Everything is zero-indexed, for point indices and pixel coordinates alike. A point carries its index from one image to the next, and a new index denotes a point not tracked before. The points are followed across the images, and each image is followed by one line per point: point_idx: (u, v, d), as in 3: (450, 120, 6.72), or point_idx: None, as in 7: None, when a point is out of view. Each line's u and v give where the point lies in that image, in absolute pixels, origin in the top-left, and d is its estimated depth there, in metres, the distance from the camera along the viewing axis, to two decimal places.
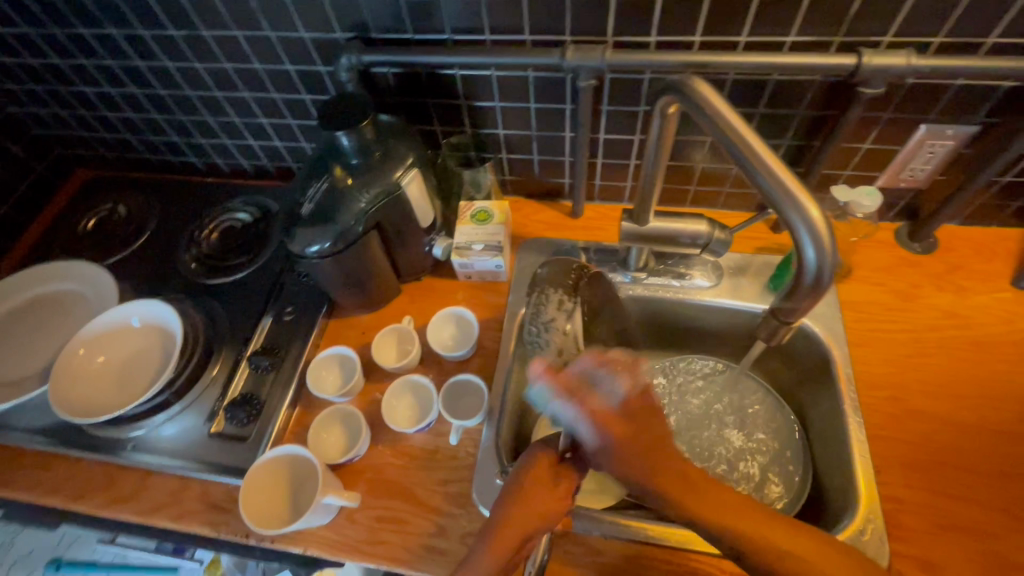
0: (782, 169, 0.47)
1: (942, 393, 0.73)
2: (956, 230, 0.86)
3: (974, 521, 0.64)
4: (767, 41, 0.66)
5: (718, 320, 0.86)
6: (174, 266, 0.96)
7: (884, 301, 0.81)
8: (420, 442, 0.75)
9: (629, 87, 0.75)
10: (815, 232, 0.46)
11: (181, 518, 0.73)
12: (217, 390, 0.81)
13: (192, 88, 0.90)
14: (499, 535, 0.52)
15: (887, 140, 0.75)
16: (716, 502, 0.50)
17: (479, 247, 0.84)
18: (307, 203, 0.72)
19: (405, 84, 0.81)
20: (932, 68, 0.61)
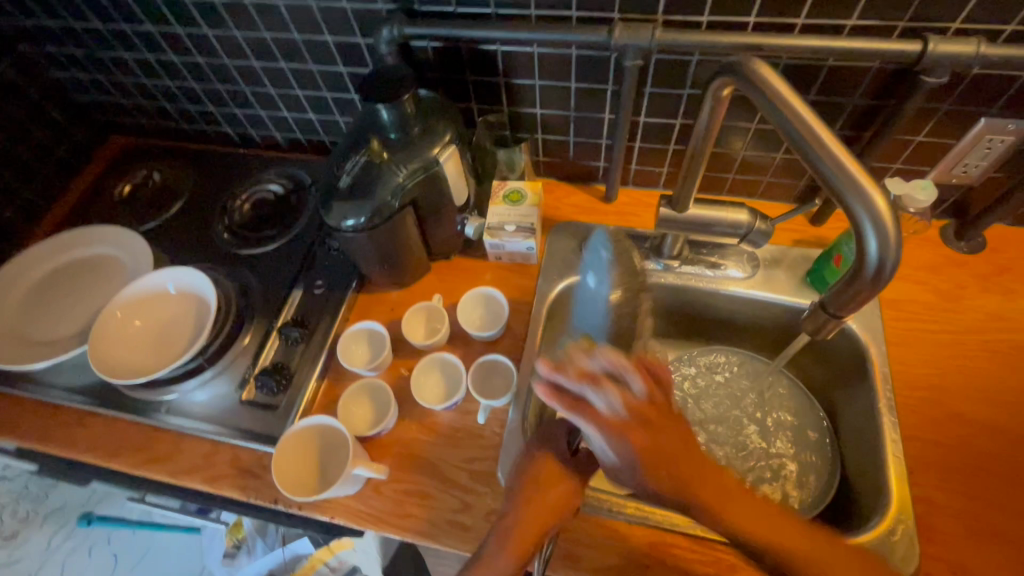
0: (847, 156, 0.45)
1: (983, 397, 0.71)
2: (1006, 230, 0.83)
3: (1010, 528, 0.63)
4: (825, 24, 0.63)
5: (750, 313, 0.85)
6: (206, 235, 0.97)
7: (925, 301, 0.79)
8: (446, 420, 0.76)
9: (675, 69, 0.73)
10: (879, 223, 0.44)
11: (212, 481, 0.75)
12: (248, 359, 0.82)
13: (230, 57, 0.89)
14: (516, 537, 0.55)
15: (942, 133, 0.72)
16: (749, 509, 0.50)
17: (512, 229, 0.83)
18: (345, 176, 0.72)
19: (444, 59, 0.80)
20: (1001, 57, 0.58)
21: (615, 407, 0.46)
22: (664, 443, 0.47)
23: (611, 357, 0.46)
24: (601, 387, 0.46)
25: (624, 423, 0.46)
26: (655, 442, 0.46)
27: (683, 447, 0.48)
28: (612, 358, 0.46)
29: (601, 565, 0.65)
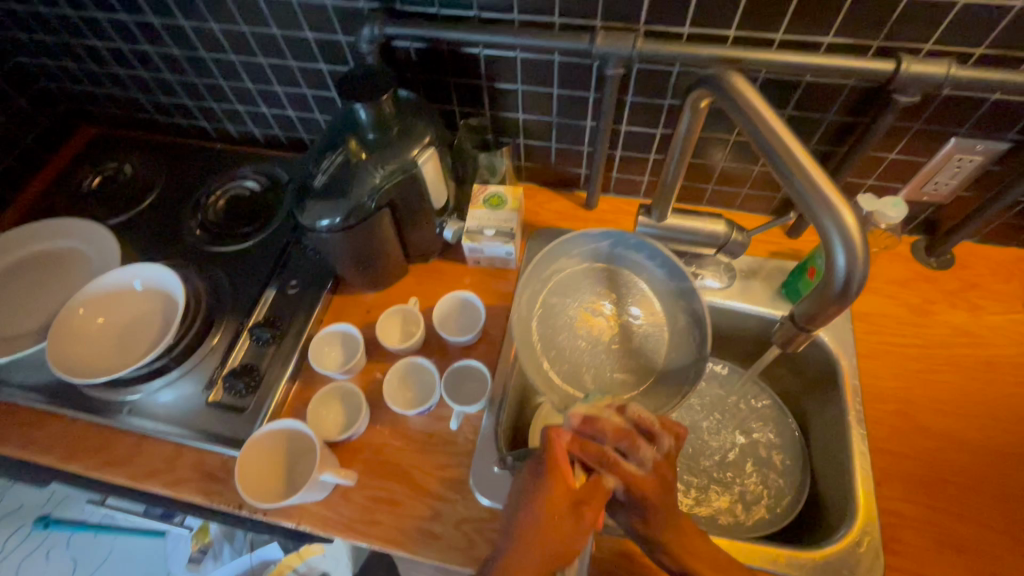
0: (818, 172, 0.45)
1: (948, 410, 0.72)
2: (973, 248, 0.85)
3: (972, 540, 0.64)
4: (803, 41, 0.64)
5: (726, 323, 0.85)
6: (178, 231, 0.94)
7: (896, 315, 0.80)
8: (419, 425, 0.75)
9: (656, 79, 0.73)
10: (847, 239, 0.45)
11: (174, 485, 0.73)
12: (217, 360, 0.80)
13: (208, 50, 0.88)
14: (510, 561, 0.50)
15: (914, 151, 0.73)
16: (704, 555, 0.55)
17: (491, 233, 0.83)
18: (321, 175, 0.70)
19: (426, 60, 0.79)
20: (970, 80, 0.59)
21: (641, 462, 0.54)
22: (668, 500, 0.54)
23: (641, 415, 0.56)
24: (634, 444, 0.54)
25: (644, 477, 0.54)
26: (662, 494, 0.54)
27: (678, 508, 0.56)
28: (640, 417, 0.56)
29: None
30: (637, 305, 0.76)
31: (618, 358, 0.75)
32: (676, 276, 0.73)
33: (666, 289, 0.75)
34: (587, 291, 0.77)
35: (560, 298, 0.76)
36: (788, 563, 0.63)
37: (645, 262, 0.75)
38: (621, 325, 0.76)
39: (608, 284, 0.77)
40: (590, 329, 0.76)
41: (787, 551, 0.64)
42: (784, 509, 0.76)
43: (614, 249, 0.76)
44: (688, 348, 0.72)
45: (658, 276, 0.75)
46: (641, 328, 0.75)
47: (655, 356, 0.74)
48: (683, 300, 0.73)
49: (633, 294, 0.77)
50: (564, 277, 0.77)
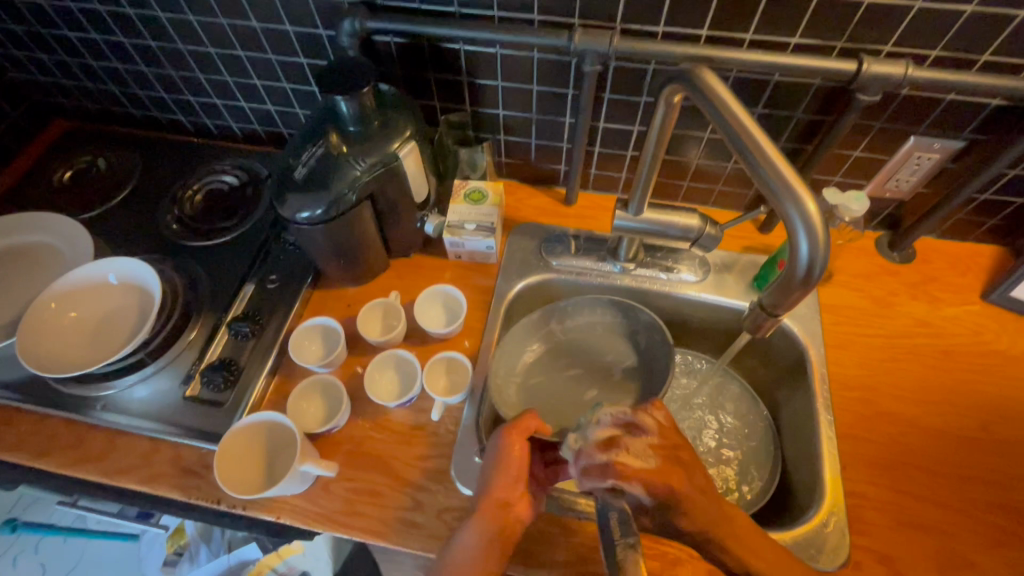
0: (782, 161, 0.47)
1: (909, 397, 0.76)
2: (932, 243, 0.89)
3: (931, 519, 0.67)
4: (772, 40, 0.67)
5: (701, 316, 0.88)
6: (153, 225, 0.93)
7: (860, 306, 0.84)
8: (400, 417, 0.75)
9: (633, 77, 0.75)
10: (810, 227, 0.46)
11: (151, 481, 0.72)
12: (194, 354, 0.79)
13: (185, 42, 0.87)
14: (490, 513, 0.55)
15: (876, 149, 0.77)
16: (769, 557, 0.57)
17: (472, 227, 0.84)
18: (300, 167, 0.70)
19: (407, 55, 0.80)
20: (927, 80, 0.62)
21: (641, 455, 0.51)
22: (687, 482, 0.51)
23: (613, 414, 0.54)
24: (623, 444, 0.51)
25: (659, 470, 0.50)
26: (685, 479, 0.51)
27: (700, 479, 0.53)
28: (615, 416, 0.54)
29: (551, 561, 0.66)
30: (603, 351, 0.85)
31: (613, 391, 0.82)
32: (623, 309, 0.82)
33: (622, 325, 0.84)
34: (556, 359, 0.85)
35: (536, 374, 0.84)
36: None
37: (597, 313, 0.84)
38: (598, 374, 0.84)
39: (574, 349, 0.86)
40: (572, 388, 0.83)
41: None
42: (756, 494, 0.78)
43: (565, 318, 0.85)
44: (662, 365, 0.79)
45: (615, 318, 0.84)
46: (614, 368, 0.84)
47: (637, 385, 0.81)
48: (643, 328, 0.82)
49: (602, 346, 0.85)
50: (544, 356, 0.85)
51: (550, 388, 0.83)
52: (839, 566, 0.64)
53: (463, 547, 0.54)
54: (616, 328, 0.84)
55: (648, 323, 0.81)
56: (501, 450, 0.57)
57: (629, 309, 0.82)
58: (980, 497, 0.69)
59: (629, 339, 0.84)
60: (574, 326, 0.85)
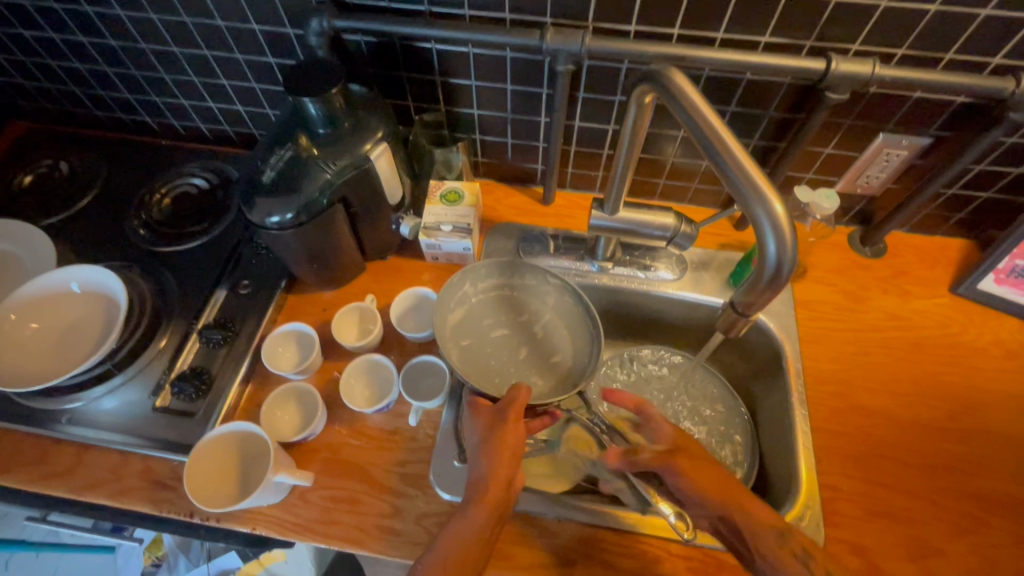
0: (751, 164, 0.46)
1: (881, 389, 0.77)
2: (902, 237, 0.90)
3: (903, 509, 0.69)
4: (742, 39, 0.67)
5: (679, 314, 0.88)
6: (118, 230, 0.90)
7: (833, 301, 0.85)
8: (378, 423, 0.74)
9: (607, 75, 0.75)
10: (777, 227, 0.46)
11: (120, 495, 0.70)
12: (164, 363, 0.77)
13: (147, 41, 0.84)
14: (485, 490, 0.59)
15: (847, 146, 0.78)
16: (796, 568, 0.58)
17: (448, 229, 0.83)
18: (268, 171, 0.68)
19: (378, 54, 0.78)
20: (893, 77, 0.63)
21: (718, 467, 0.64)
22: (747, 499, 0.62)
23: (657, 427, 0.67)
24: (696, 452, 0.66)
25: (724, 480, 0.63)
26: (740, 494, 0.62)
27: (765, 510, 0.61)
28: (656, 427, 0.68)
29: (532, 563, 0.66)
30: (519, 309, 0.79)
31: (544, 358, 0.76)
32: (532, 269, 0.78)
33: (535, 286, 0.79)
34: (477, 320, 0.78)
35: (464, 337, 0.76)
36: None
37: (511, 273, 0.79)
38: (522, 330, 0.78)
39: (493, 310, 0.79)
40: (504, 349, 0.77)
41: None
42: None
43: (479, 279, 0.78)
44: (583, 326, 0.76)
45: (536, 277, 0.78)
46: (536, 325, 0.78)
47: (562, 343, 0.77)
48: (556, 288, 0.78)
49: (522, 304, 0.80)
50: (462, 320, 0.77)
51: (474, 354, 0.75)
52: None
53: (466, 523, 0.57)
54: (536, 287, 0.79)
55: (560, 285, 0.77)
56: (500, 425, 0.61)
57: (540, 271, 0.78)
58: (950, 486, 0.70)
59: (542, 294, 0.79)
60: (488, 287, 0.79)
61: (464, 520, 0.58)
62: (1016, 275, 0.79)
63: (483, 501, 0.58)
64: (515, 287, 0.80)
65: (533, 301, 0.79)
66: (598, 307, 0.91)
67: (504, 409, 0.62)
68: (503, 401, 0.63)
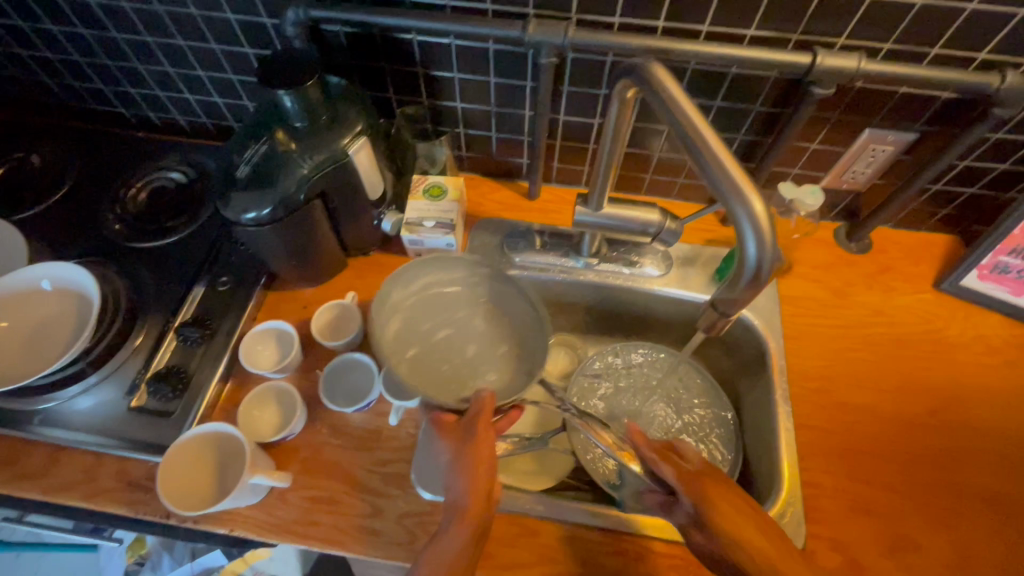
0: (731, 162, 0.45)
1: (864, 386, 0.77)
2: (888, 233, 0.90)
3: (883, 505, 0.69)
4: (728, 33, 0.66)
5: (665, 310, 0.88)
6: (92, 225, 0.87)
7: (818, 297, 0.85)
8: (359, 422, 0.73)
9: (592, 68, 0.73)
10: (757, 225, 0.45)
11: (95, 497, 0.68)
12: (139, 362, 0.76)
13: (119, 29, 0.81)
14: (464, 507, 0.58)
15: (833, 142, 0.77)
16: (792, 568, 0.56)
17: (431, 224, 0.81)
18: (243, 165, 0.67)
19: (358, 45, 0.76)
20: (879, 72, 0.62)
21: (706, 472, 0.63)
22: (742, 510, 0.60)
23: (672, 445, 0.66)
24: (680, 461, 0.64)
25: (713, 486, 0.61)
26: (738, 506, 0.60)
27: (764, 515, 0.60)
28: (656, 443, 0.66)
29: (513, 563, 0.65)
30: (454, 306, 0.74)
31: (496, 350, 0.71)
32: (459, 261, 0.74)
33: (467, 280, 0.75)
34: (414, 327, 0.71)
35: (405, 347, 0.69)
36: None
37: (439, 269, 0.74)
38: (465, 328, 0.73)
39: (431, 312, 0.72)
40: (451, 351, 0.70)
41: None
42: None
43: (407, 282, 0.72)
44: (525, 310, 0.73)
45: (469, 268, 0.74)
46: (478, 319, 0.73)
47: (509, 333, 0.72)
48: (486, 276, 0.74)
49: (459, 300, 0.74)
50: (400, 328, 0.70)
51: (421, 362, 0.68)
52: None
53: (447, 543, 0.56)
54: (469, 278, 0.75)
55: (496, 273, 0.74)
56: (469, 435, 0.60)
57: (468, 262, 0.74)
58: (931, 482, 0.70)
59: (476, 286, 0.75)
60: (420, 290, 0.73)
61: (446, 541, 0.56)
62: (1000, 271, 0.78)
63: (466, 518, 0.57)
64: (450, 281, 0.74)
65: (470, 295, 0.75)
66: (584, 303, 0.90)
67: (472, 421, 0.61)
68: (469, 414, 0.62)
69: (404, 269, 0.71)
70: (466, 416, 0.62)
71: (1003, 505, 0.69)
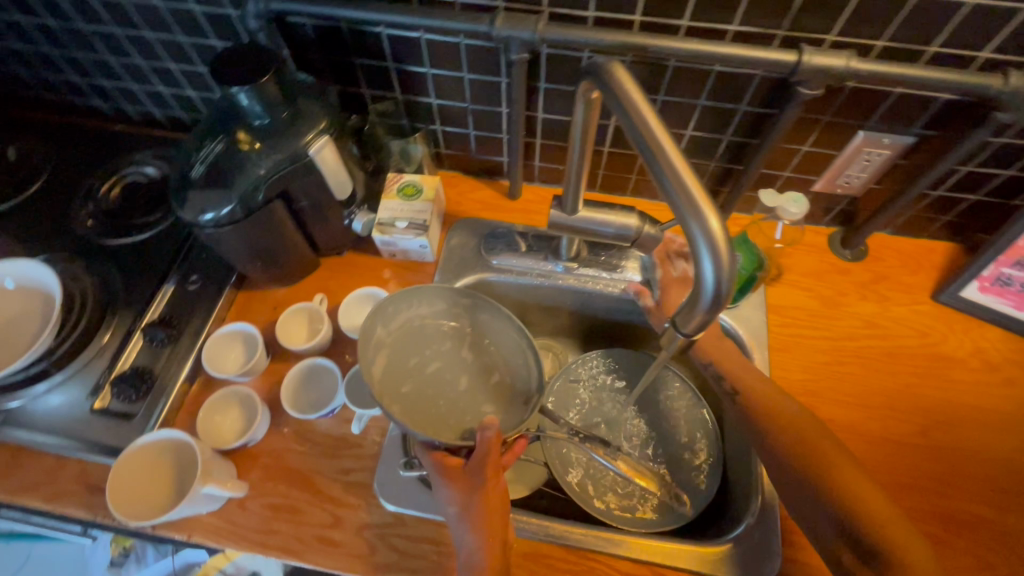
0: (689, 174, 0.42)
1: (851, 402, 0.74)
2: (885, 239, 0.86)
3: None
4: (709, 28, 0.62)
5: (647, 316, 0.85)
6: (64, 220, 0.86)
7: (807, 307, 0.81)
8: (324, 429, 0.72)
9: (568, 64, 0.70)
10: (714, 246, 0.41)
11: (55, 499, 0.68)
12: (104, 362, 0.74)
13: (85, 20, 0.79)
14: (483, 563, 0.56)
15: (825, 144, 0.73)
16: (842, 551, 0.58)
17: (403, 225, 0.79)
18: (199, 165, 0.65)
19: (326, 38, 0.73)
20: (870, 72, 0.58)
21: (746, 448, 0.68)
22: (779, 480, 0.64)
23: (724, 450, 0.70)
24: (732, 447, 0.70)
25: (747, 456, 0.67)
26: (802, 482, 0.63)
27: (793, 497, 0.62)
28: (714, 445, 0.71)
29: None
30: (438, 338, 0.73)
31: (485, 377, 0.72)
32: (438, 294, 0.73)
33: (447, 311, 0.74)
34: (403, 363, 0.71)
35: (398, 383, 0.69)
36: (688, 557, 0.64)
37: (416, 303, 0.73)
38: (454, 358, 0.73)
39: (412, 348, 0.72)
40: (442, 383, 0.71)
41: (686, 545, 0.65)
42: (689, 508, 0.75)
43: (389, 319, 0.70)
44: (509, 338, 0.73)
45: (445, 299, 0.73)
46: (461, 348, 0.74)
47: (497, 363, 0.73)
48: (467, 307, 0.74)
49: (437, 331, 0.74)
50: (388, 368, 0.69)
51: (417, 396, 0.69)
52: None
53: None
54: (447, 305, 0.74)
55: (474, 303, 0.73)
56: (481, 486, 0.56)
57: (445, 293, 0.73)
58: (917, 506, 0.67)
59: (455, 314, 0.75)
60: (402, 324, 0.72)
61: None
62: (1002, 283, 0.74)
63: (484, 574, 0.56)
64: (426, 315, 0.74)
65: (449, 323, 0.74)
66: (564, 308, 0.88)
67: (479, 468, 0.55)
68: (475, 458, 0.55)
69: (382, 307, 0.69)
70: (471, 459, 0.56)
71: (994, 533, 0.65)
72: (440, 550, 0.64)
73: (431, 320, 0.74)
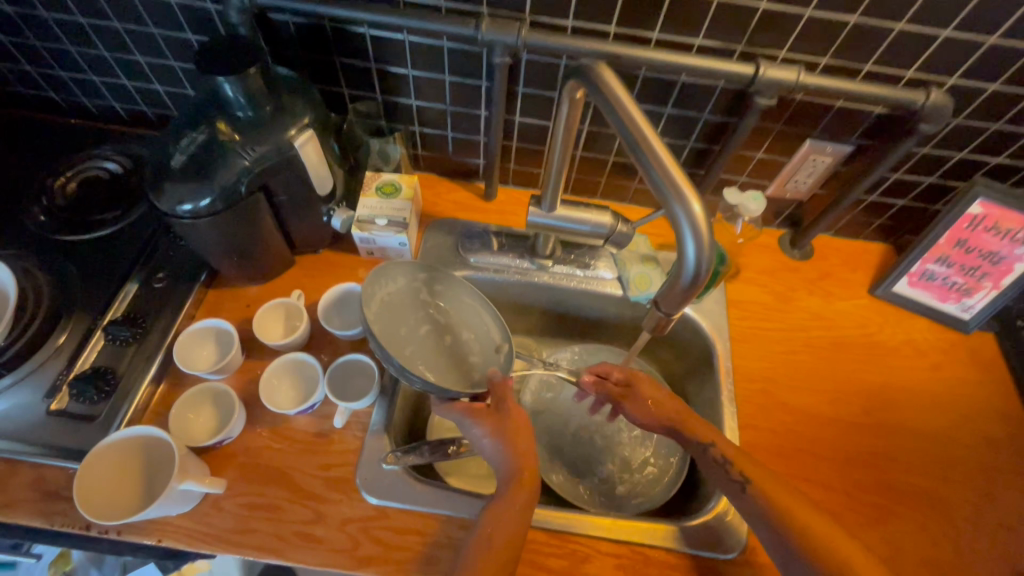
0: (674, 166, 0.46)
1: (804, 387, 0.80)
2: (828, 240, 0.94)
3: (821, 502, 0.71)
4: (676, 41, 0.67)
5: (618, 313, 0.89)
6: (11, 215, 0.81)
7: (763, 302, 0.88)
8: (303, 425, 0.71)
9: (546, 70, 0.74)
10: (695, 229, 0.46)
11: (4, 508, 0.63)
12: (61, 363, 0.70)
13: (47, 8, 0.76)
14: (520, 478, 0.60)
15: (778, 151, 0.80)
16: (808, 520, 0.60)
17: (383, 222, 0.80)
18: (179, 154, 0.64)
19: (308, 36, 0.74)
20: (816, 85, 0.65)
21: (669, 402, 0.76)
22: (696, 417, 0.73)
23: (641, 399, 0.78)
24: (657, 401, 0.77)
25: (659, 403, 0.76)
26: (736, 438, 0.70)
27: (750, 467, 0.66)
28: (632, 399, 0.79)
29: None
30: (409, 310, 0.74)
31: (465, 340, 0.75)
32: (399, 269, 0.75)
33: (411, 286, 0.76)
34: (393, 336, 0.69)
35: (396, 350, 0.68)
36: (663, 535, 0.67)
37: (382, 282, 0.72)
38: (430, 325, 0.74)
39: (395, 322, 0.71)
40: (429, 347, 0.72)
41: (661, 524, 0.68)
42: (665, 488, 0.79)
43: (369, 296, 0.70)
44: (467, 301, 0.77)
45: (405, 273, 0.75)
46: (436, 317, 0.75)
47: (466, 323, 0.76)
48: (426, 281, 0.76)
49: (410, 305, 0.74)
50: (383, 338, 0.67)
51: (418, 360, 0.69)
52: (739, 551, 0.67)
53: (508, 509, 0.59)
54: (408, 280, 0.75)
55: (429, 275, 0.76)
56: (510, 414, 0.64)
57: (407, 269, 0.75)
58: (865, 479, 0.73)
59: (417, 288, 0.76)
60: (380, 300, 0.71)
61: (507, 504, 0.59)
62: (928, 278, 0.83)
63: (522, 486, 0.60)
64: (394, 288, 0.74)
65: (417, 296, 0.75)
66: (538, 305, 0.91)
67: (504, 403, 0.65)
68: (498, 396, 0.65)
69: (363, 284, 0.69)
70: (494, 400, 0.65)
71: (930, 500, 0.72)
72: (425, 542, 0.64)
73: (401, 292, 0.74)
